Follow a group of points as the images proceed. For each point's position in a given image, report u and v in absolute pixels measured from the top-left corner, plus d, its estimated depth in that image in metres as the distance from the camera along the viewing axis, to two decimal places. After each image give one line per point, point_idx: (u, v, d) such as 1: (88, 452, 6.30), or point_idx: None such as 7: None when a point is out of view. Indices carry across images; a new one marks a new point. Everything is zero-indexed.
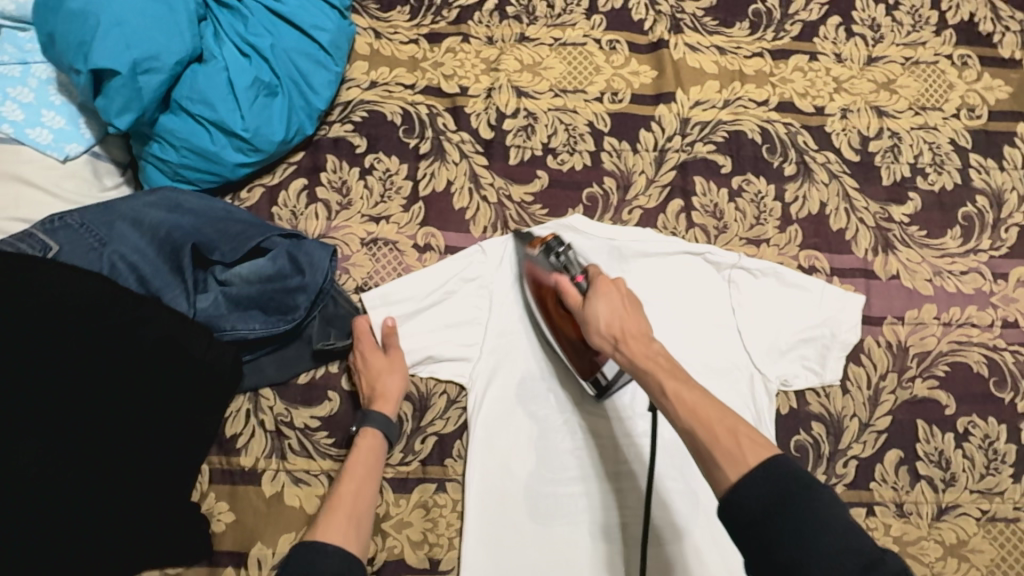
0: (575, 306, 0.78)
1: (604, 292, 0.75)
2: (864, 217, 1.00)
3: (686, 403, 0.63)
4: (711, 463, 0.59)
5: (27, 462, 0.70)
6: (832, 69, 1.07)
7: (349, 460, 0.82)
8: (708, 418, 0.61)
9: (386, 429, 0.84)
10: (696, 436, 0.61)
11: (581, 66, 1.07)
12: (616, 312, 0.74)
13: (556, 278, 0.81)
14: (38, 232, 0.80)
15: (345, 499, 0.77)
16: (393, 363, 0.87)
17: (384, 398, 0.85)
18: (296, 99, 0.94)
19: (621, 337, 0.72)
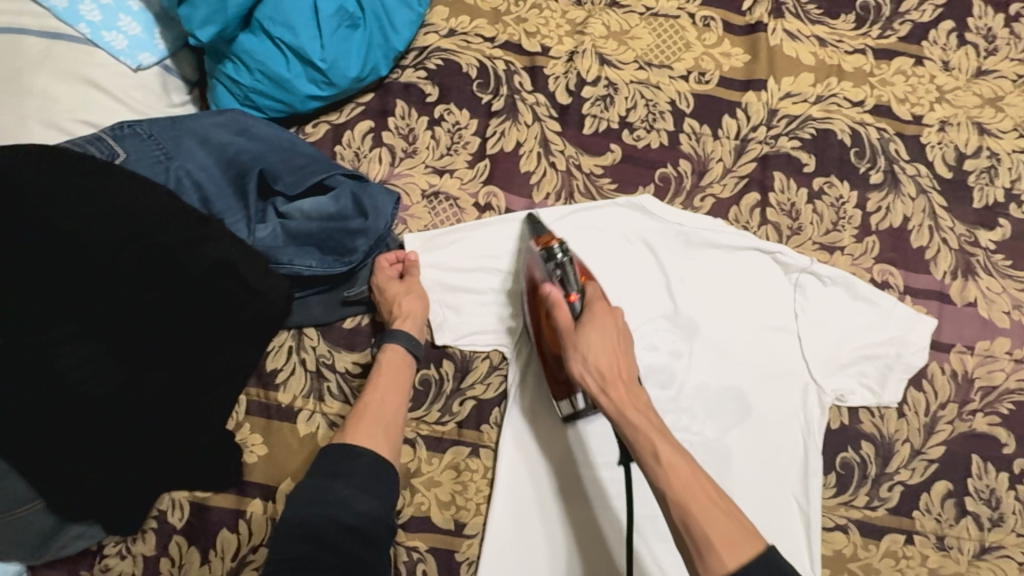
0: (565, 328, 0.73)
1: (598, 322, 0.71)
2: (947, 238, 0.95)
3: (680, 477, 0.62)
4: (706, 547, 0.59)
5: (74, 366, 0.70)
6: (937, 77, 1.01)
7: (374, 371, 0.81)
8: (702, 497, 0.61)
9: (409, 345, 0.82)
10: (688, 513, 0.61)
11: (670, 40, 1.01)
12: (607, 350, 0.69)
13: (548, 290, 0.75)
14: (107, 137, 0.78)
15: (372, 406, 0.77)
16: (410, 288, 0.85)
17: (406, 317, 0.83)
18: (376, 37, 0.90)
19: (608, 377, 0.68)
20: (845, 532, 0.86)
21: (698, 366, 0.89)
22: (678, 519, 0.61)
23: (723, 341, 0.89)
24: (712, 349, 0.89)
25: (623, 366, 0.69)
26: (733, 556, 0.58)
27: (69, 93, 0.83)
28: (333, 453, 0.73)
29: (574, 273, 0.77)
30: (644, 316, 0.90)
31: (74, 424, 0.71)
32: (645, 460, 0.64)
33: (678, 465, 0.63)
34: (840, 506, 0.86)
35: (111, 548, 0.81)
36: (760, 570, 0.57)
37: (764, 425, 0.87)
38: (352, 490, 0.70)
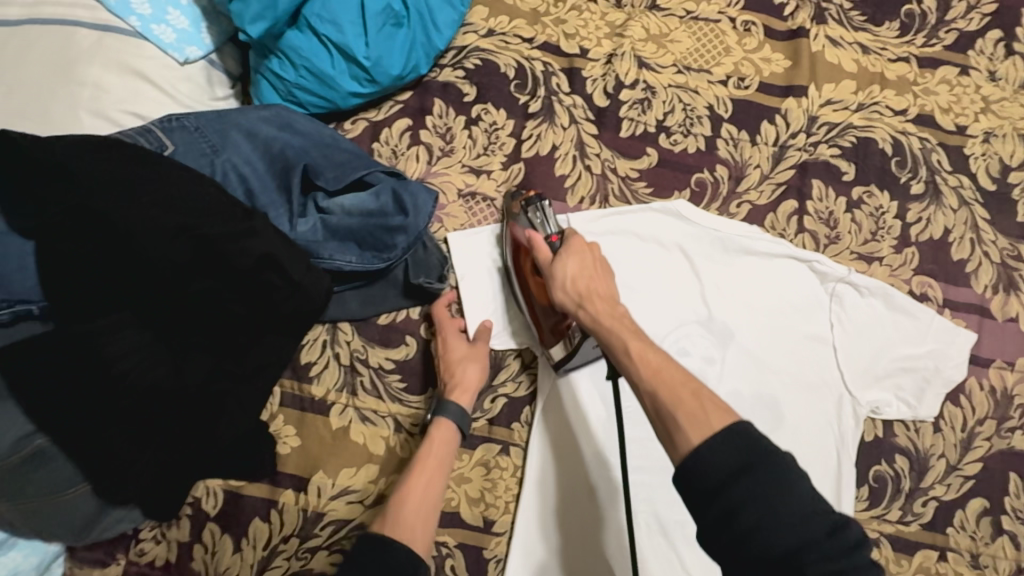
0: (544, 261, 0.77)
1: (576, 251, 0.76)
2: (989, 251, 0.93)
3: (650, 364, 0.64)
4: (675, 426, 0.59)
5: (122, 353, 0.71)
6: (983, 87, 0.99)
7: (423, 449, 0.79)
8: (671, 381, 0.62)
9: (462, 421, 0.81)
10: (657, 398, 0.62)
11: (710, 44, 1.01)
12: (584, 272, 0.75)
13: (528, 233, 0.80)
14: (156, 129, 0.80)
15: (415, 493, 0.74)
16: (476, 352, 0.86)
17: (463, 387, 0.83)
18: (419, 36, 0.91)
19: (586, 294, 0.73)
20: (877, 546, 0.85)
21: (732, 373, 0.88)
22: (651, 407, 0.62)
23: (758, 349, 0.89)
24: (747, 357, 0.89)
25: (601, 286, 0.74)
26: (701, 433, 0.57)
27: (119, 84, 0.84)
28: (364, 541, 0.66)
29: (551, 219, 0.84)
30: (678, 321, 0.90)
31: (120, 411, 0.72)
32: (621, 361, 0.66)
33: (648, 356, 0.65)
34: (872, 519, 0.85)
35: (147, 532, 0.82)
36: (726, 445, 0.55)
37: (797, 434, 0.86)
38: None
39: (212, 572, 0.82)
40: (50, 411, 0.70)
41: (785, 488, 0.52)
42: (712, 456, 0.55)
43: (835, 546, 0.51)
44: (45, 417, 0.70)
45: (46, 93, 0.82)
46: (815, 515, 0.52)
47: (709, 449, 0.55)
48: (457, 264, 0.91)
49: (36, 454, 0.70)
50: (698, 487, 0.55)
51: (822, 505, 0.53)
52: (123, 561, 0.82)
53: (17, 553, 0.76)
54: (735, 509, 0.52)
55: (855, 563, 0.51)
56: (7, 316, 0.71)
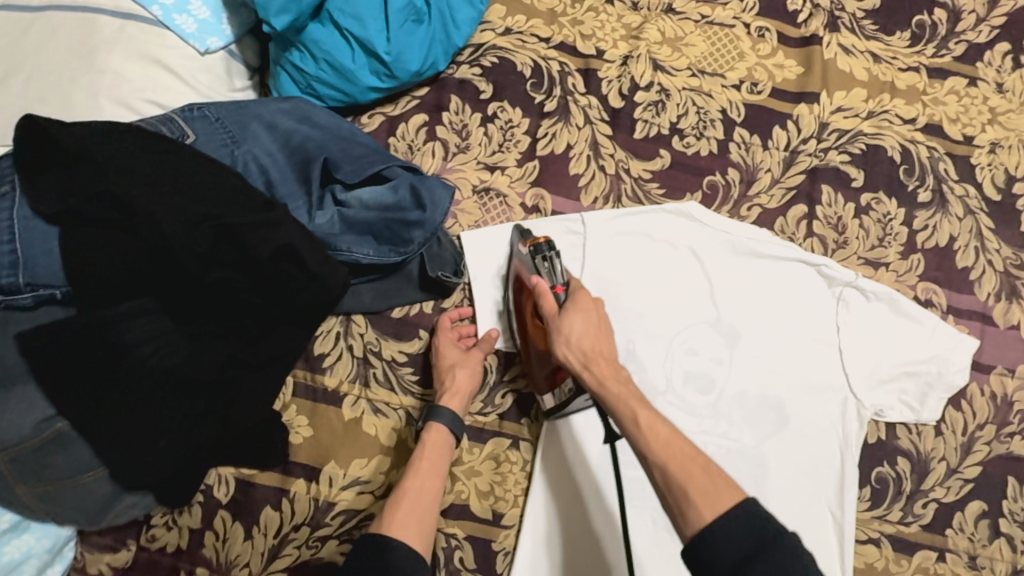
0: (549, 314, 0.75)
1: (582, 307, 0.73)
2: (993, 260, 0.95)
3: (660, 436, 0.63)
4: (685, 501, 0.59)
5: (143, 338, 0.73)
6: (990, 98, 1.01)
7: (417, 452, 0.81)
8: (681, 454, 0.62)
9: (452, 425, 0.82)
10: (667, 472, 0.61)
11: (725, 49, 1.02)
12: (589, 330, 0.72)
13: (534, 281, 0.79)
14: (178, 118, 0.81)
15: (410, 492, 0.76)
16: (467, 357, 0.86)
17: (454, 392, 0.84)
18: (438, 33, 0.92)
19: (590, 355, 0.70)
20: (878, 546, 0.86)
21: (737, 374, 0.89)
22: (660, 480, 0.62)
23: (764, 352, 0.90)
24: (754, 358, 0.90)
25: (605, 346, 0.71)
26: (712, 510, 0.57)
27: (140, 73, 0.85)
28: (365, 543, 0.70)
29: (560, 267, 0.81)
30: (687, 322, 0.91)
31: (137, 396, 0.73)
32: (626, 426, 0.65)
33: (657, 426, 0.64)
34: (874, 520, 0.87)
35: (158, 518, 0.83)
36: (738, 521, 0.56)
37: (802, 435, 0.88)
38: None
39: (222, 559, 0.83)
40: (68, 393, 0.71)
41: (798, 568, 0.53)
42: (724, 534, 0.56)
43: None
44: (63, 399, 0.71)
45: (68, 79, 0.82)
46: None
47: (721, 531, 0.56)
48: (469, 262, 0.92)
49: (56, 436, 0.72)
50: (713, 566, 0.56)
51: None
52: (134, 546, 0.82)
53: (29, 536, 0.76)
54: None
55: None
56: (30, 299, 0.71)
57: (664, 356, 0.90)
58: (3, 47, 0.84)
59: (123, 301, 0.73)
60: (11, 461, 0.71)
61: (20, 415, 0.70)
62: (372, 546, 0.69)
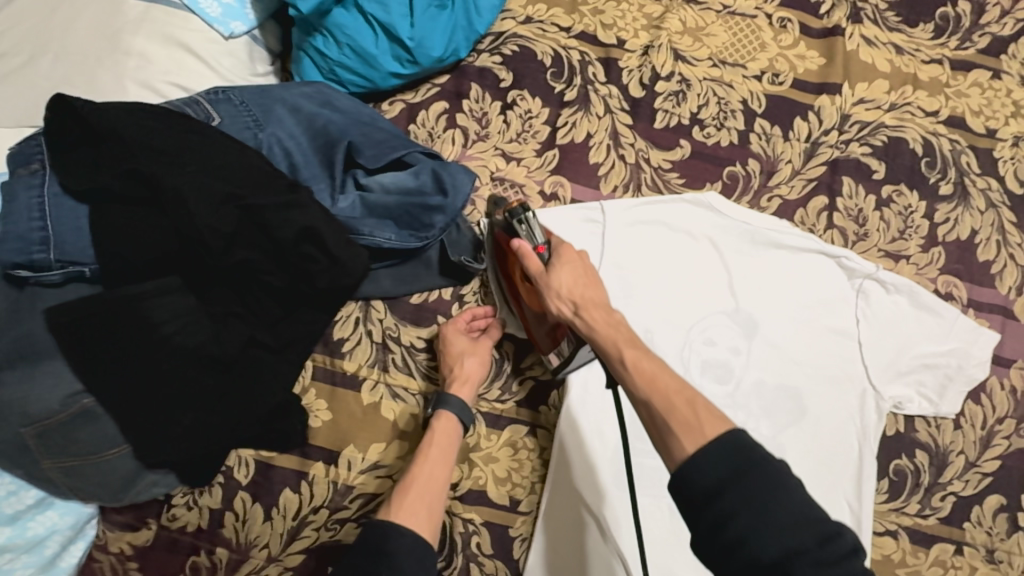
0: (536, 272, 0.76)
1: (566, 261, 0.76)
2: (1014, 253, 0.95)
3: (644, 373, 0.65)
4: (669, 434, 0.60)
5: (167, 316, 0.74)
6: (1014, 92, 1.00)
7: (425, 441, 0.81)
8: (665, 388, 0.63)
9: (461, 413, 0.83)
10: (651, 406, 0.62)
11: (746, 39, 1.02)
12: (577, 281, 0.75)
13: (516, 243, 0.78)
14: (203, 101, 0.81)
15: (419, 480, 0.78)
16: (476, 347, 0.86)
17: (463, 381, 0.84)
18: (461, 19, 0.92)
19: (581, 303, 0.73)
20: (895, 538, 0.86)
21: (755, 365, 0.89)
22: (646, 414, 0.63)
23: (781, 342, 0.90)
24: (772, 348, 0.90)
25: (594, 293, 0.74)
26: (693, 442, 0.58)
27: (164, 56, 0.85)
28: (370, 529, 0.73)
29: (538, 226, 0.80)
30: (706, 312, 0.91)
31: (161, 374, 0.74)
32: (615, 368, 0.67)
33: (641, 364, 0.65)
34: (891, 512, 0.87)
35: (178, 498, 0.83)
36: (718, 451, 0.56)
37: (820, 427, 0.88)
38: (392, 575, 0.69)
39: (242, 540, 0.83)
40: (95, 371, 0.72)
41: (776, 493, 0.53)
42: (703, 462, 0.56)
43: (823, 555, 0.51)
44: (90, 376, 0.72)
45: (94, 61, 0.83)
46: (805, 526, 0.53)
47: (699, 457, 0.56)
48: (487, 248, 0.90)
49: (82, 411, 0.73)
50: (689, 492, 0.56)
51: (813, 510, 0.54)
52: (154, 526, 0.83)
53: (53, 512, 0.78)
54: (722, 518, 0.54)
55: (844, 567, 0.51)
56: (59, 276, 0.72)
57: (682, 345, 0.90)
58: (30, 28, 0.85)
59: (150, 279, 0.75)
60: (39, 435, 0.72)
61: (50, 390, 0.72)
62: (379, 531, 0.72)
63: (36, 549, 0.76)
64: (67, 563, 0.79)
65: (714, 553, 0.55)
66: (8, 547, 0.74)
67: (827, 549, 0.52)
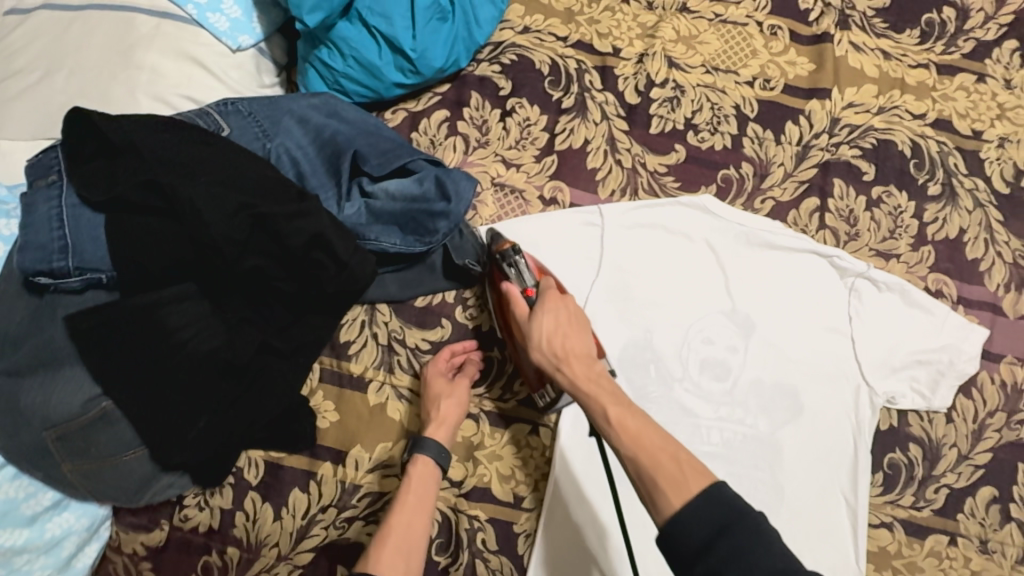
0: (521, 318, 0.79)
1: (551, 307, 0.77)
2: (1002, 251, 0.97)
3: (630, 430, 0.67)
4: (656, 489, 0.63)
5: (184, 322, 0.76)
6: (999, 94, 1.03)
7: (403, 488, 0.81)
8: (651, 447, 0.65)
9: (438, 457, 0.83)
10: (639, 464, 0.65)
11: (738, 46, 1.05)
12: (560, 328, 0.76)
13: (505, 288, 0.81)
14: (213, 112, 0.84)
15: (396, 530, 0.77)
16: (453, 389, 0.87)
17: (439, 423, 0.85)
18: (461, 31, 0.95)
19: (563, 355, 0.74)
20: (890, 530, 0.88)
21: (752, 363, 0.92)
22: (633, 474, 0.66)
23: (778, 341, 0.92)
24: (769, 347, 0.92)
25: (577, 343, 0.75)
26: (680, 498, 0.61)
27: (176, 70, 0.88)
28: None
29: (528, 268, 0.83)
30: (703, 311, 0.93)
31: (177, 379, 0.76)
32: (601, 425, 0.69)
33: (626, 421, 0.68)
34: (886, 504, 0.89)
35: (190, 499, 0.86)
36: (704, 507, 0.59)
37: (816, 422, 0.90)
38: None
39: (253, 539, 0.85)
40: (113, 375, 0.75)
41: (760, 550, 0.56)
42: (691, 517, 0.59)
43: None
44: (108, 380, 0.75)
45: (107, 75, 0.86)
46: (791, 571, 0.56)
47: (689, 514, 0.59)
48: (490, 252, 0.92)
49: (102, 415, 0.75)
50: (680, 551, 0.59)
51: (792, 562, 0.56)
52: (167, 526, 0.85)
53: (70, 514, 0.80)
54: (715, 571, 0.57)
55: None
56: (78, 283, 0.75)
57: (680, 345, 0.92)
58: (45, 45, 0.88)
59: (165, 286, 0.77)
60: (59, 438, 0.75)
61: (69, 395, 0.74)
62: None
63: (54, 550, 0.78)
64: (82, 564, 0.81)
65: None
66: (27, 548, 0.76)
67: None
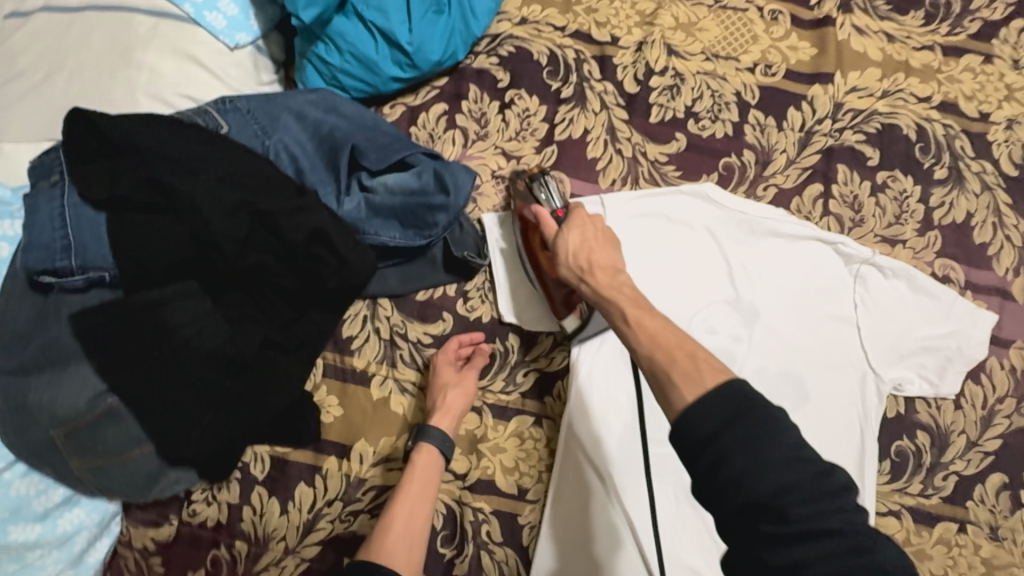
0: (551, 236, 0.81)
1: (578, 225, 0.79)
2: (1011, 235, 0.96)
3: (648, 330, 0.65)
4: (669, 384, 0.59)
5: (186, 319, 0.76)
6: (1006, 75, 1.01)
7: (406, 476, 0.82)
8: (667, 344, 0.63)
9: (442, 446, 0.84)
10: (653, 360, 0.62)
11: (738, 33, 1.03)
12: (585, 243, 0.78)
13: (535, 208, 0.83)
14: (212, 110, 0.84)
15: (400, 520, 0.79)
16: (461, 379, 0.88)
17: (446, 412, 0.86)
18: (458, 23, 0.95)
19: (588, 268, 0.75)
20: (898, 518, 0.87)
21: (756, 352, 0.91)
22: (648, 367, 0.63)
23: (783, 329, 0.92)
24: (773, 335, 0.91)
25: (602, 255, 0.76)
26: (693, 392, 0.57)
27: (175, 69, 0.88)
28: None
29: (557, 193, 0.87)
30: (706, 301, 0.93)
31: (180, 376, 0.77)
32: (621, 325, 0.68)
33: (645, 321, 0.66)
34: (894, 492, 0.88)
35: (198, 494, 0.86)
36: (716, 402, 0.54)
37: (822, 411, 0.89)
38: None
39: (260, 533, 0.86)
40: (118, 373, 0.76)
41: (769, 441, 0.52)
42: (701, 414, 0.55)
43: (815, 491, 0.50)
44: (113, 378, 0.76)
45: (107, 76, 0.87)
46: (800, 462, 0.51)
47: (699, 409, 0.55)
48: (491, 246, 0.94)
49: (108, 411, 0.76)
50: (689, 441, 0.55)
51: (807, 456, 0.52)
52: (176, 521, 0.86)
53: (80, 510, 0.81)
54: (722, 460, 0.52)
55: (838, 503, 0.50)
56: (81, 281, 0.75)
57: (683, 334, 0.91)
58: (46, 47, 0.89)
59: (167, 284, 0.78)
60: (68, 436, 0.76)
61: (75, 392, 0.75)
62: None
63: (65, 546, 0.80)
64: (93, 559, 0.82)
65: (711, 497, 0.54)
66: (40, 543, 0.78)
67: (819, 486, 0.50)
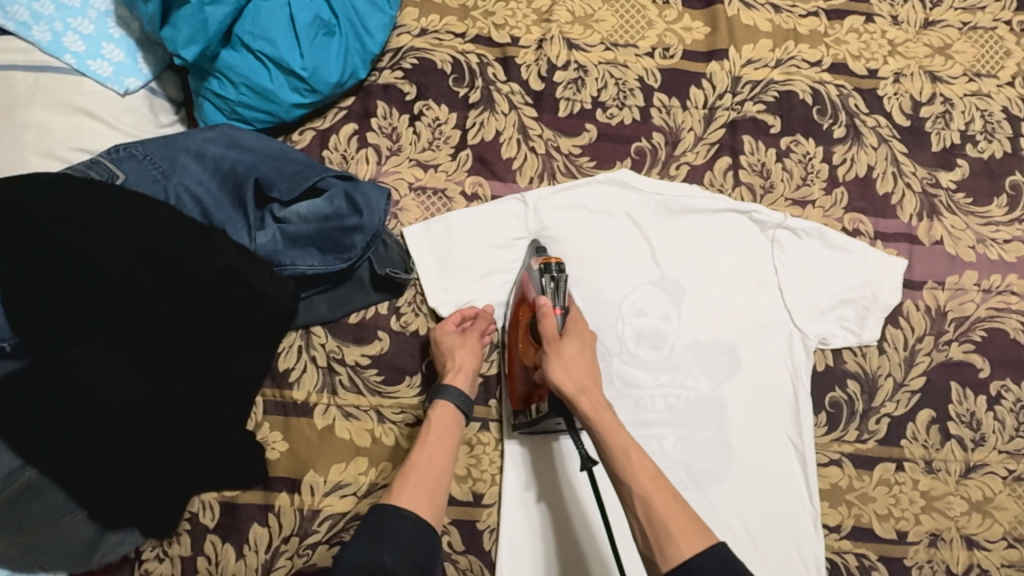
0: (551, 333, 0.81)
1: (580, 335, 0.82)
2: (911, 182, 1.00)
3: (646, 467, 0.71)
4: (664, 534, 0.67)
5: (100, 379, 0.74)
6: (888, 31, 1.06)
7: (426, 428, 0.82)
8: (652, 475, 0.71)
9: (460, 402, 0.84)
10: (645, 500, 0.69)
11: (633, 20, 1.06)
12: (585, 356, 0.80)
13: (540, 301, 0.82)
14: (105, 161, 0.82)
15: (419, 466, 0.77)
16: (469, 340, 0.88)
17: (459, 369, 0.86)
18: (352, 43, 0.94)
19: (585, 384, 0.77)
20: (839, 466, 0.91)
21: (686, 326, 0.93)
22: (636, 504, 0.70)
23: (710, 300, 0.94)
24: (699, 308, 0.94)
25: (594, 375, 0.79)
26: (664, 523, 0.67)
27: (62, 122, 0.86)
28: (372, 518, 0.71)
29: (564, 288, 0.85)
30: (633, 283, 0.95)
31: (107, 434, 0.76)
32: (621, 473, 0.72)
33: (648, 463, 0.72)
34: (832, 442, 0.92)
35: (149, 552, 0.84)
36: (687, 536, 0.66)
37: (754, 376, 0.92)
38: (394, 556, 0.68)
39: None
40: (36, 445, 0.73)
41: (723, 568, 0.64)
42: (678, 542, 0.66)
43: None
44: (29, 453, 0.73)
45: None
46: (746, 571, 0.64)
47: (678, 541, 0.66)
48: (417, 258, 0.94)
49: (26, 487, 0.73)
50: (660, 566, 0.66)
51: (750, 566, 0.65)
52: None
53: None
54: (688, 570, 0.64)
55: None
56: None
57: (616, 318, 0.93)
58: None
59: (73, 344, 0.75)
60: None
61: None
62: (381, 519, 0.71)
63: None
64: None
65: None
66: None
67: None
